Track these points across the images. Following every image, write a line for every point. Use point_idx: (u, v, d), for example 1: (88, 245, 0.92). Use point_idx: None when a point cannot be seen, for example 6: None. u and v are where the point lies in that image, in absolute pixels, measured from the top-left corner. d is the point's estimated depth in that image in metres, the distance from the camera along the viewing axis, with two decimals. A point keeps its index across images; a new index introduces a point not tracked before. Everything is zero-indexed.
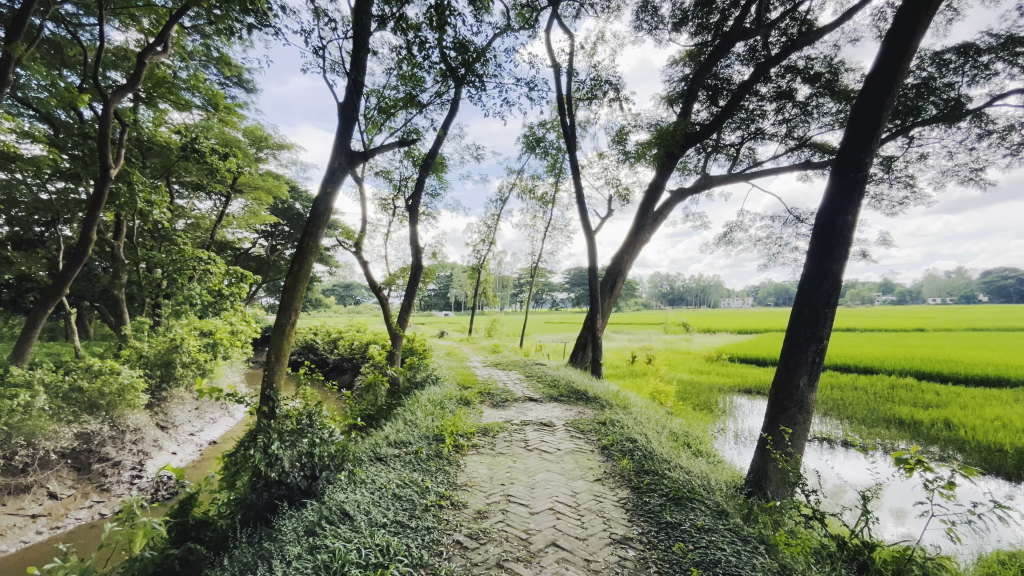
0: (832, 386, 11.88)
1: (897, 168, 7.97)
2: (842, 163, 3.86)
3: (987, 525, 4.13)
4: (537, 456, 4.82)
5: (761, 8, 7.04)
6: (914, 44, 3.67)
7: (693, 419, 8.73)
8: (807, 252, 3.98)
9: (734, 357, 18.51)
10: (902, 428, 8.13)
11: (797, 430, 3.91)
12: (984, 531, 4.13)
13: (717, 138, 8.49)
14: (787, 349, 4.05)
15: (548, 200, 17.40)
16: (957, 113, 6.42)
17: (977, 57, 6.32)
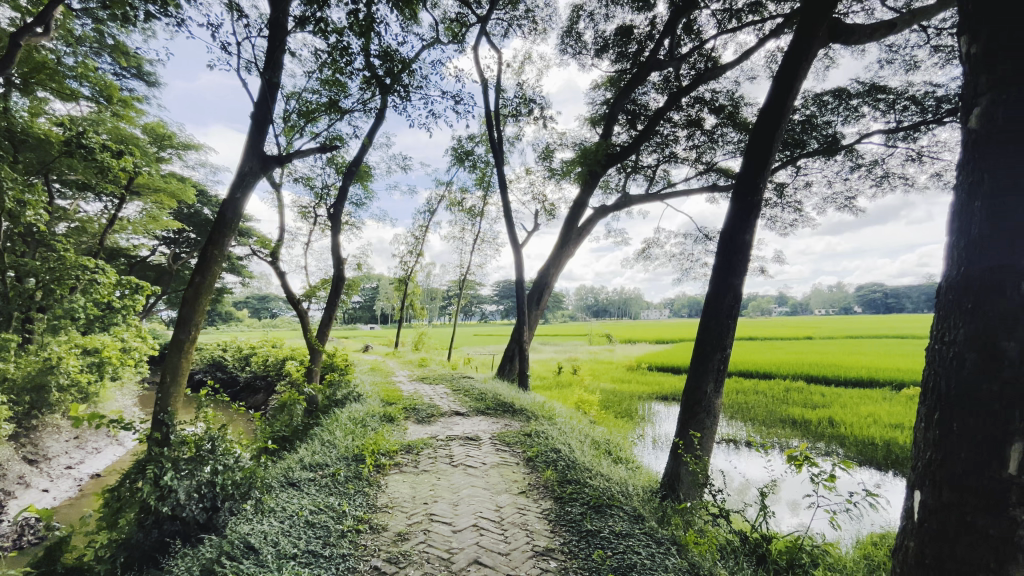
0: (736, 391, 12.90)
1: (787, 194, 8.92)
2: (740, 187, 4.24)
3: (863, 511, 4.66)
4: (462, 471, 4.74)
5: (673, 43, 7.62)
6: (797, 85, 4.16)
7: (614, 427, 9.07)
8: (712, 267, 4.31)
9: (652, 366, 19.53)
10: (795, 427, 9.00)
11: (705, 434, 4.19)
12: (860, 517, 4.66)
13: (636, 159, 9.01)
14: (695, 357, 4.34)
15: (477, 213, 17.49)
16: (834, 148, 7.33)
17: (848, 100, 7.27)
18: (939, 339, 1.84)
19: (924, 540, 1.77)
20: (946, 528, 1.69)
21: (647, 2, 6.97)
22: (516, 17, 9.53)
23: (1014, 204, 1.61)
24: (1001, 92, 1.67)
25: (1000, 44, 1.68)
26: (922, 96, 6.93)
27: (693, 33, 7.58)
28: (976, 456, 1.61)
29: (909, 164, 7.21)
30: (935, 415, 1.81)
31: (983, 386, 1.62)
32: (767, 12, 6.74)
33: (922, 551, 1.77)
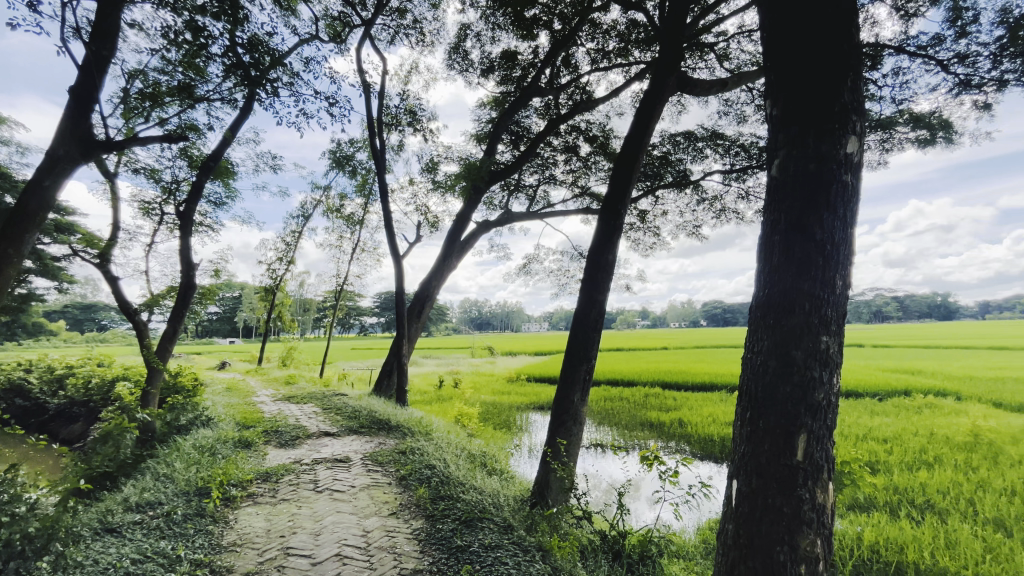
0: (604, 398, 13.93)
1: (648, 220, 9.98)
2: (606, 211, 4.65)
3: (702, 501, 5.31)
4: (327, 497, 4.40)
5: (553, 73, 8.13)
6: (652, 125, 4.71)
7: (492, 439, 9.19)
8: (580, 284, 4.63)
9: (531, 377, 20.26)
10: (652, 429, 9.98)
11: (571, 441, 4.44)
12: (700, 507, 5.30)
13: (518, 178, 9.36)
14: (564, 368, 4.61)
15: (356, 220, 16.69)
16: (684, 182, 8.39)
17: (695, 142, 8.41)
18: (750, 348, 2.17)
19: (739, 522, 2.04)
20: (754, 509, 1.99)
21: (530, 31, 7.35)
22: (403, 25, 9.42)
23: (801, 238, 2.00)
24: (789, 148, 2.08)
25: (789, 110, 2.10)
26: (749, 144, 8.30)
27: (570, 67, 8.17)
28: (776, 446, 1.94)
29: (740, 201, 8.52)
30: (746, 413, 2.12)
31: (779, 386, 1.97)
32: (632, 58, 7.54)
33: (738, 532, 2.04)
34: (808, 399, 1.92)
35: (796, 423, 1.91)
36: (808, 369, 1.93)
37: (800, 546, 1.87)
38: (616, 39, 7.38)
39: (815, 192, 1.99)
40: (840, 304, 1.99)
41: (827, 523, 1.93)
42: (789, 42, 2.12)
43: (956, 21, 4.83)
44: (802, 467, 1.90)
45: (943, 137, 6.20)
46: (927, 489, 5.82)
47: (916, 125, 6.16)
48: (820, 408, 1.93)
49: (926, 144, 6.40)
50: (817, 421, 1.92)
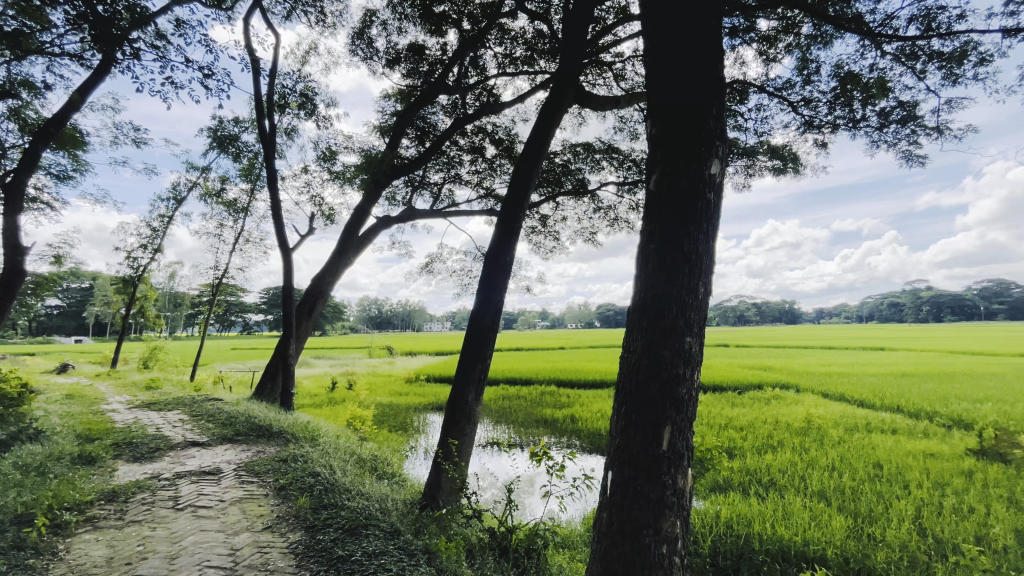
0: (502, 397, 14.19)
1: (549, 225, 10.35)
2: (506, 213, 4.73)
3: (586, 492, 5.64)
4: (189, 515, 3.92)
5: (460, 73, 8.08)
6: (550, 133, 4.89)
7: (386, 442, 8.90)
8: (477, 284, 4.67)
9: (430, 377, 19.98)
10: (546, 426, 10.36)
11: (463, 441, 4.45)
12: (585, 497, 5.62)
13: (422, 175, 9.13)
14: (459, 368, 4.61)
15: (240, 207, 15.15)
16: (582, 190, 8.81)
17: (592, 154, 8.90)
18: (626, 348, 2.33)
19: (613, 510, 2.18)
20: (626, 497, 2.13)
21: (439, 27, 7.23)
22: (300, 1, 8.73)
23: (671, 248, 2.20)
24: (665, 165, 2.28)
25: (665, 130, 2.30)
26: (640, 160, 8.98)
27: (478, 68, 8.18)
28: (646, 438, 2.11)
29: (631, 212, 9.17)
30: (620, 409, 2.28)
31: (650, 382, 2.14)
32: (538, 67, 7.76)
33: (611, 520, 2.17)
34: (673, 394, 2.13)
35: (662, 416, 2.10)
36: (674, 367, 2.13)
37: (663, 528, 2.06)
38: (523, 47, 7.54)
39: (683, 208, 2.21)
40: (702, 308, 2.23)
41: (686, 504, 2.15)
42: (667, 69, 2.33)
43: (804, 69, 5.66)
44: (666, 455, 2.10)
45: (792, 168, 7.23)
46: (772, 469, 6.75)
47: (772, 156, 7.12)
48: (682, 401, 2.15)
49: (780, 173, 7.42)
50: (681, 413, 2.13)
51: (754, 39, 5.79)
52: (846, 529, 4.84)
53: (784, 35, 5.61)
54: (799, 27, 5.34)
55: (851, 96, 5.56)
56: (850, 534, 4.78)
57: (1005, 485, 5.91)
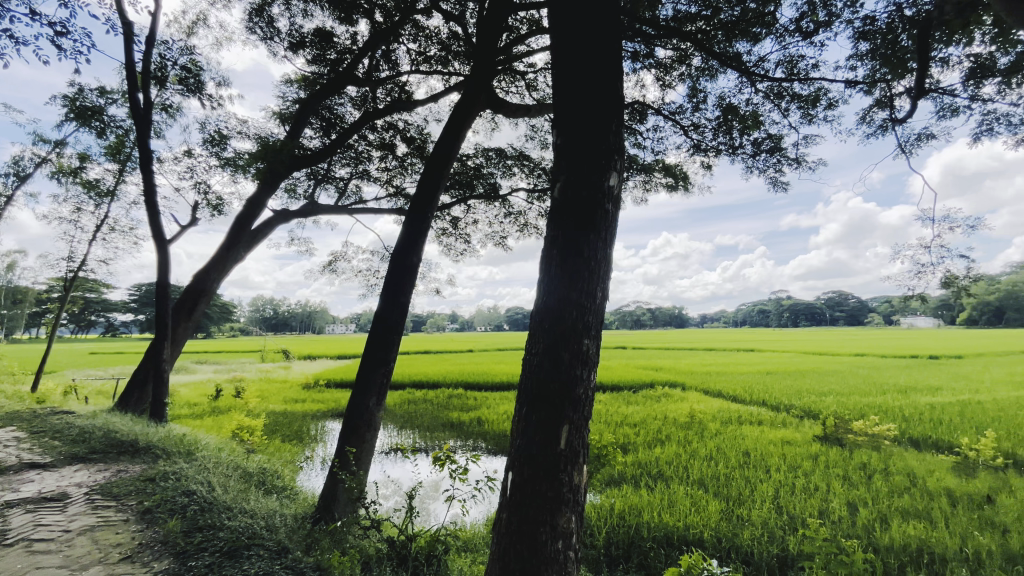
0: (407, 401, 13.84)
1: (460, 227, 10.30)
2: (415, 213, 4.65)
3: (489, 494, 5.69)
4: (19, 552, 3.29)
5: (371, 66, 7.77)
6: (461, 136, 4.88)
7: (278, 453, 8.25)
8: (382, 285, 4.51)
9: (330, 382, 18.89)
10: (452, 429, 10.29)
11: (362, 449, 4.26)
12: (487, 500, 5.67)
13: (326, 168, 8.60)
14: (360, 373, 4.41)
15: (103, 191, 13.14)
16: (493, 195, 8.89)
17: (504, 159, 9.03)
18: (528, 350, 2.39)
19: (512, 510, 2.21)
20: (524, 495, 2.18)
21: (348, 15, 6.90)
22: None
23: (573, 254, 2.30)
24: (568, 174, 2.37)
25: (569, 141, 2.40)
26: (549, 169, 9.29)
27: (390, 63, 7.93)
28: (545, 436, 2.17)
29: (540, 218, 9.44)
30: (522, 409, 2.32)
31: (550, 382, 2.21)
32: (452, 69, 7.71)
33: (510, 519, 2.20)
34: (572, 394, 2.22)
35: (561, 415, 2.18)
36: (573, 368, 2.22)
37: (559, 524, 2.14)
38: (437, 46, 7.44)
39: (584, 217, 2.31)
40: (599, 312, 2.36)
41: (581, 499, 2.26)
42: (572, 82, 2.43)
43: (694, 98, 6.26)
44: (564, 453, 2.17)
45: (683, 186, 7.95)
46: (659, 461, 7.33)
47: (666, 173, 7.75)
48: (580, 400, 2.25)
49: (672, 190, 8.11)
50: (577, 412, 2.23)
51: (652, 66, 6.28)
52: (719, 512, 5.40)
53: (678, 65, 6.15)
54: (690, 59, 5.91)
55: (731, 126, 6.26)
56: (723, 516, 5.32)
57: (841, 465, 6.98)
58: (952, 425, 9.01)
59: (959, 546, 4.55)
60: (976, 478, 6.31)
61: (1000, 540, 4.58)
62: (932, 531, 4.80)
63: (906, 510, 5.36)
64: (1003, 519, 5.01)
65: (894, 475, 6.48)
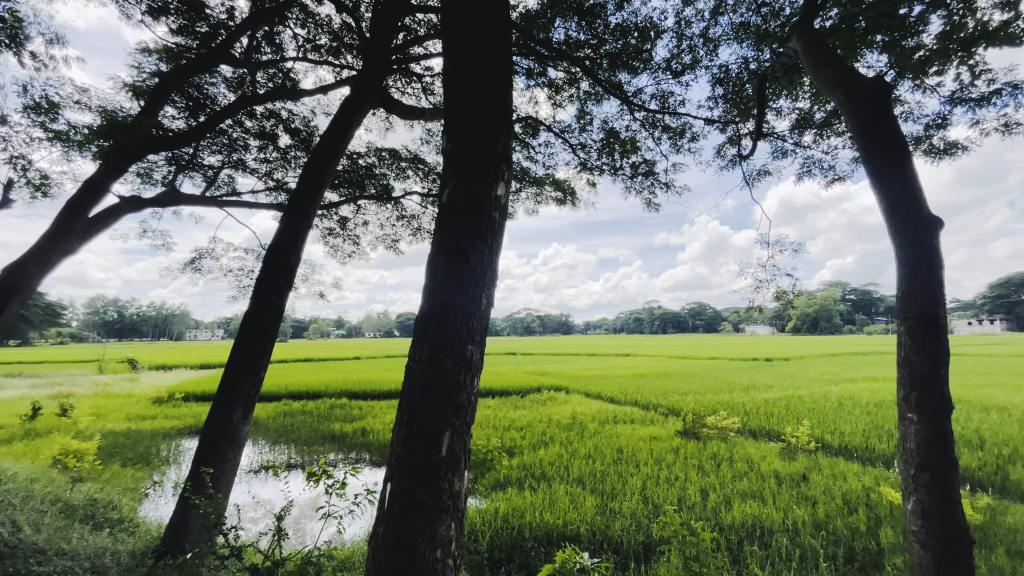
0: (283, 413, 12.70)
1: (348, 228, 9.77)
2: (294, 209, 4.33)
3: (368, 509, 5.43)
4: None
5: (251, 46, 7.09)
6: (349, 133, 4.65)
7: (116, 480, 7.04)
8: (253, 287, 4.12)
9: (189, 395, 16.64)
10: (333, 442, 9.67)
11: (223, 468, 3.83)
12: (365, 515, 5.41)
13: (192, 154, 7.61)
14: (223, 385, 3.96)
15: None
16: (385, 196, 8.60)
17: (398, 161, 8.79)
18: (412, 355, 2.34)
19: (389, 523, 2.14)
20: (403, 506, 2.12)
21: None
22: None
23: (459, 259, 2.31)
24: (457, 180, 2.38)
25: (459, 147, 2.42)
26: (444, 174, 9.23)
27: (274, 46, 7.31)
28: (425, 444, 2.14)
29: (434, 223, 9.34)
30: (403, 417, 2.27)
31: (432, 389, 2.19)
32: (344, 61, 7.34)
33: (388, 532, 2.12)
34: (455, 400, 2.22)
35: (443, 422, 2.17)
36: (456, 374, 2.23)
37: (439, 533, 2.12)
38: (328, 36, 7.03)
39: (471, 224, 2.34)
40: (483, 318, 2.41)
41: (461, 505, 2.27)
42: (463, 90, 2.46)
43: (581, 119, 6.70)
44: (445, 460, 2.17)
45: (571, 201, 8.43)
46: (542, 463, 7.62)
47: (556, 187, 8.17)
48: (462, 406, 2.26)
49: (561, 204, 8.57)
50: (460, 418, 2.24)
51: (544, 84, 6.59)
52: (594, 507, 5.77)
53: (568, 86, 6.54)
54: (579, 83, 6.32)
55: (613, 148, 6.80)
56: (598, 510, 5.70)
57: (696, 456, 7.88)
58: (780, 417, 10.68)
59: (783, 519, 5.39)
60: (795, 460, 7.54)
61: (812, 512, 5.50)
62: (765, 509, 5.60)
63: (746, 492, 6.20)
64: (813, 493, 6.05)
65: (737, 461, 7.49)
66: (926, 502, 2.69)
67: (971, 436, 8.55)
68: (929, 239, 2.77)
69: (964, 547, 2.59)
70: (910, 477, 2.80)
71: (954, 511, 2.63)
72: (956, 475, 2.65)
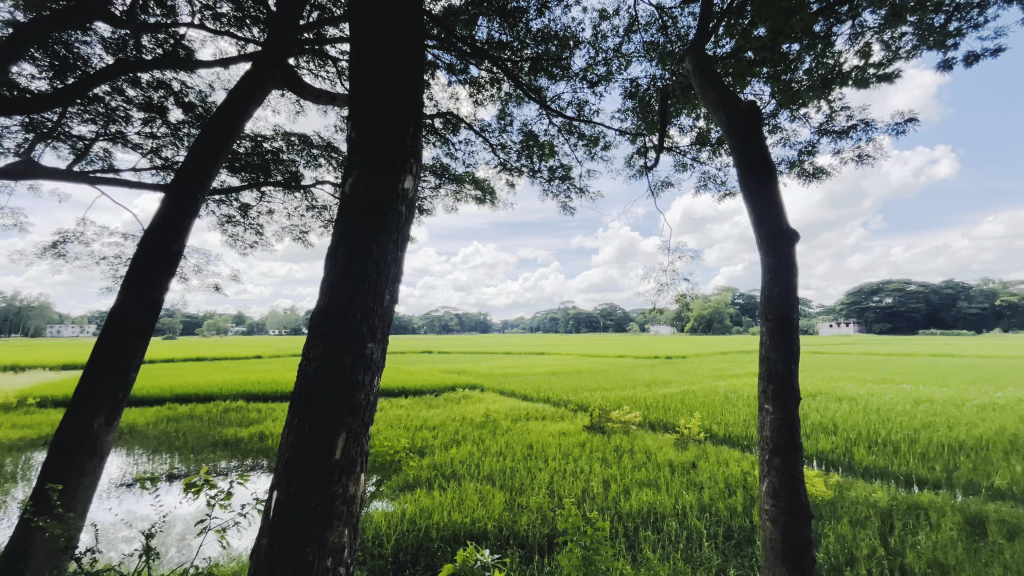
0: (166, 418, 11.41)
1: (250, 216, 9.00)
2: (178, 189, 3.89)
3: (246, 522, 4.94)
4: None
5: (136, 5, 6.26)
6: (249, 111, 4.26)
7: None
8: (125, 276, 3.64)
9: (47, 400, 14.37)
10: (225, 448, 8.85)
11: (79, 483, 3.36)
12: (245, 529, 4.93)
13: (56, 121, 6.56)
14: (82, 387, 3.46)
15: None
16: (293, 184, 8.03)
17: (310, 148, 8.24)
18: (306, 354, 2.19)
19: (273, 535, 1.98)
20: (289, 515, 1.98)
21: None
22: None
23: (360, 254, 2.20)
24: (361, 170, 2.27)
25: (364, 136, 2.31)
26: None
27: (165, 8, 6.52)
28: (317, 447, 2.02)
29: None
30: (293, 420, 2.12)
31: (326, 390, 2.07)
32: (249, 34, 6.73)
33: (271, 545, 1.97)
34: (352, 400, 2.13)
35: (338, 423, 2.07)
36: (354, 373, 2.13)
37: (329, 540, 2.01)
38: (230, 4, 6.41)
39: (376, 218, 2.25)
40: (385, 316, 2.33)
41: (355, 510, 2.18)
42: (371, 78, 2.35)
43: (502, 119, 6.74)
44: (339, 464, 2.06)
45: (490, 200, 8.47)
46: (453, 461, 7.58)
47: (475, 186, 8.15)
48: (360, 407, 2.17)
49: (480, 202, 8.57)
50: (356, 419, 2.15)
51: (466, 82, 6.54)
52: (503, 503, 5.84)
53: (490, 86, 6.54)
54: (500, 84, 6.36)
55: (531, 151, 6.92)
56: (506, 506, 5.78)
57: (602, 449, 8.28)
58: (676, 410, 11.56)
59: (674, 504, 5.83)
60: (687, 450, 8.21)
61: (698, 496, 6.02)
62: (658, 496, 6.03)
63: (643, 481, 6.63)
64: (700, 479, 6.63)
65: (637, 453, 7.98)
66: (777, 483, 3.03)
67: (828, 423, 9.88)
68: (789, 250, 3.13)
69: (806, 521, 2.96)
70: (765, 462, 3.15)
71: (798, 490, 3.00)
72: (801, 458, 3.02)
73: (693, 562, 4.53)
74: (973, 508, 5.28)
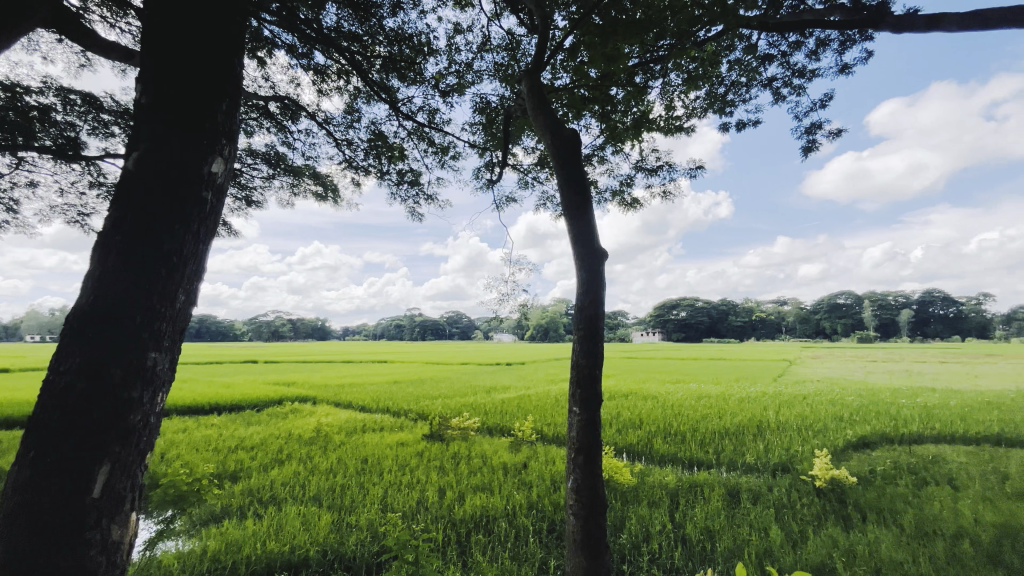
0: None
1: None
2: None
3: None
4: None
5: None
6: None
7: None
8: None
9: None
10: None
11: None
12: None
13: None
14: None
15: None
16: (69, 153, 6.38)
17: (98, 112, 6.65)
18: (54, 367, 1.73)
19: None
20: None
21: None
22: None
23: (144, 244, 1.82)
24: (152, 144, 1.90)
25: (159, 105, 1.94)
26: None
27: None
28: (66, 485, 1.62)
29: None
30: (29, 453, 1.65)
31: (86, 411, 1.67)
32: None
33: None
34: (122, 423, 1.75)
35: (99, 454, 1.68)
36: (127, 390, 1.76)
37: None
38: None
39: (171, 204, 1.90)
40: (176, 320, 1.98)
41: (117, 561, 1.79)
42: (174, 39, 1.99)
43: (349, 114, 6.35)
44: (96, 505, 1.68)
45: (332, 198, 7.87)
46: (274, 484, 6.78)
47: (315, 180, 7.51)
48: (133, 431, 1.80)
49: (321, 199, 7.92)
50: (125, 446, 1.77)
51: (309, 67, 6.01)
52: (329, 525, 5.39)
53: (337, 77, 6.12)
54: (350, 78, 6.00)
55: (379, 151, 6.65)
56: (333, 528, 5.35)
57: (439, 457, 8.25)
58: (512, 415, 12.15)
59: (505, 505, 6.08)
60: (520, 452, 8.67)
61: (527, 495, 6.38)
62: (490, 498, 6.22)
63: (476, 486, 6.78)
64: (529, 479, 7.04)
65: (473, 458, 8.15)
66: (579, 479, 3.37)
67: (635, 419, 11.40)
68: (597, 267, 3.56)
69: (600, 511, 3.32)
70: (571, 460, 3.47)
71: (596, 483, 3.37)
72: (599, 454, 3.42)
73: (519, 560, 4.76)
74: (735, 482, 6.58)
